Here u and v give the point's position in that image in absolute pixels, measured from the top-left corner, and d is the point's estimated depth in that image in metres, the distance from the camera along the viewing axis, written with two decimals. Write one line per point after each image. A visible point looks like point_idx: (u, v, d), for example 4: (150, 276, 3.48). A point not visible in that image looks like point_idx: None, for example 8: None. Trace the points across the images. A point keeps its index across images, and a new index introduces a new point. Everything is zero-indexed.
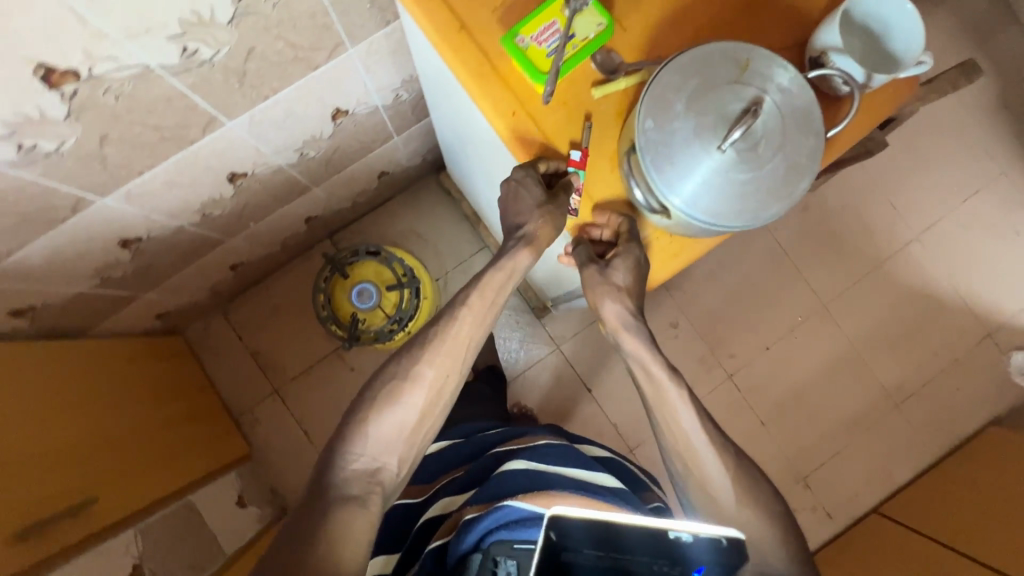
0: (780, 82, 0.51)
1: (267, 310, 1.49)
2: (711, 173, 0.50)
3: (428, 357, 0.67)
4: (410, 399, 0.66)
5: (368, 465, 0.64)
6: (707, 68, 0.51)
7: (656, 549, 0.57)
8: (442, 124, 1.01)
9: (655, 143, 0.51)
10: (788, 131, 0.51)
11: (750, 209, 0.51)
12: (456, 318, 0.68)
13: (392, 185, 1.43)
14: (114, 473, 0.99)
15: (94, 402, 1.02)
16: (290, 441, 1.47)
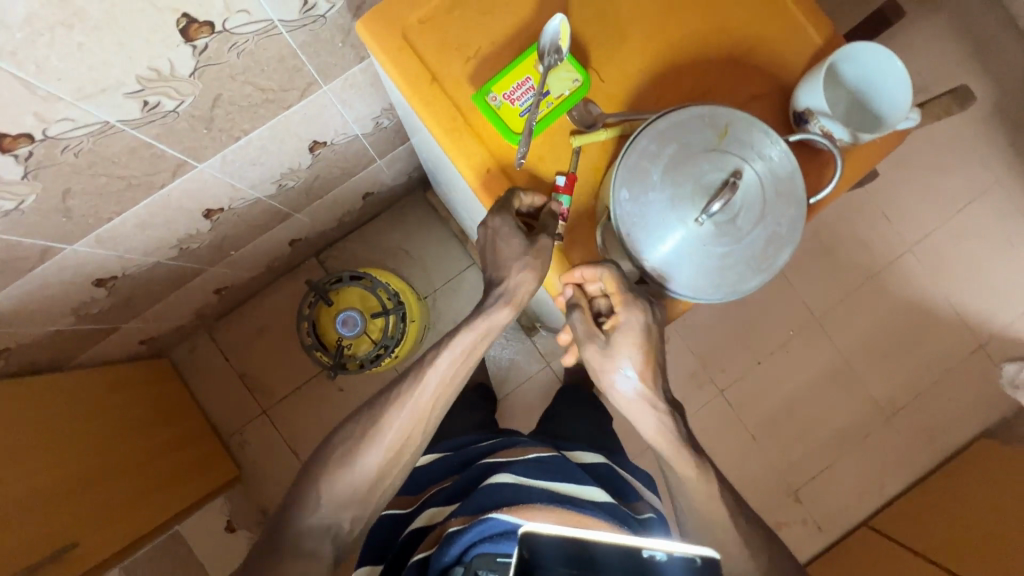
0: (760, 148, 0.52)
1: (254, 331, 1.47)
2: (688, 243, 0.51)
3: (387, 415, 0.66)
4: (368, 458, 0.65)
5: (322, 523, 0.64)
6: (685, 135, 0.52)
7: (631, 570, 0.53)
8: (424, 155, 0.99)
9: (632, 212, 0.52)
10: (766, 200, 0.52)
11: (728, 277, 0.52)
12: (419, 374, 0.66)
13: (378, 203, 1.41)
14: (97, 512, 0.97)
15: (80, 437, 1.01)
16: (280, 462, 1.45)
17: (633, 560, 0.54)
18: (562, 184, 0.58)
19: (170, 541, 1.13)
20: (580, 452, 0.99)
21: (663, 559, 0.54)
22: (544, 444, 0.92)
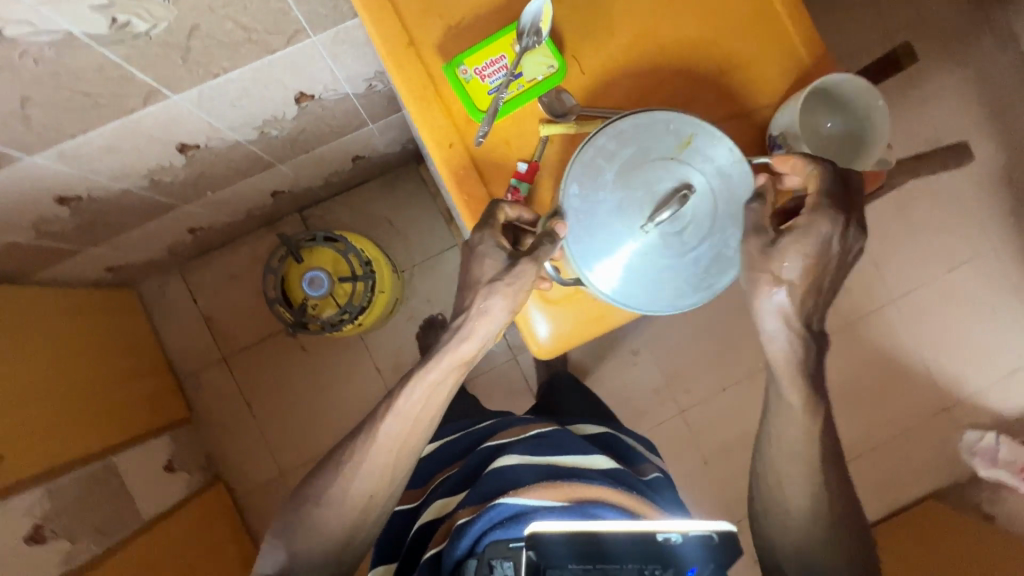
0: (718, 160, 0.56)
1: (226, 277, 1.46)
2: (628, 245, 0.56)
3: (352, 470, 0.70)
4: (338, 514, 0.70)
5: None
6: (647, 139, 0.56)
7: (644, 554, 0.62)
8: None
9: (583, 207, 0.56)
10: (716, 215, 0.57)
11: (667, 279, 0.57)
12: (381, 428, 0.69)
13: (369, 169, 1.39)
14: (30, 429, 0.96)
15: (23, 352, 1.00)
16: (233, 410, 1.46)
17: (648, 543, 0.63)
18: (523, 170, 0.58)
19: (104, 470, 1.10)
20: (579, 425, 1.02)
21: (679, 540, 0.62)
22: (542, 420, 0.94)
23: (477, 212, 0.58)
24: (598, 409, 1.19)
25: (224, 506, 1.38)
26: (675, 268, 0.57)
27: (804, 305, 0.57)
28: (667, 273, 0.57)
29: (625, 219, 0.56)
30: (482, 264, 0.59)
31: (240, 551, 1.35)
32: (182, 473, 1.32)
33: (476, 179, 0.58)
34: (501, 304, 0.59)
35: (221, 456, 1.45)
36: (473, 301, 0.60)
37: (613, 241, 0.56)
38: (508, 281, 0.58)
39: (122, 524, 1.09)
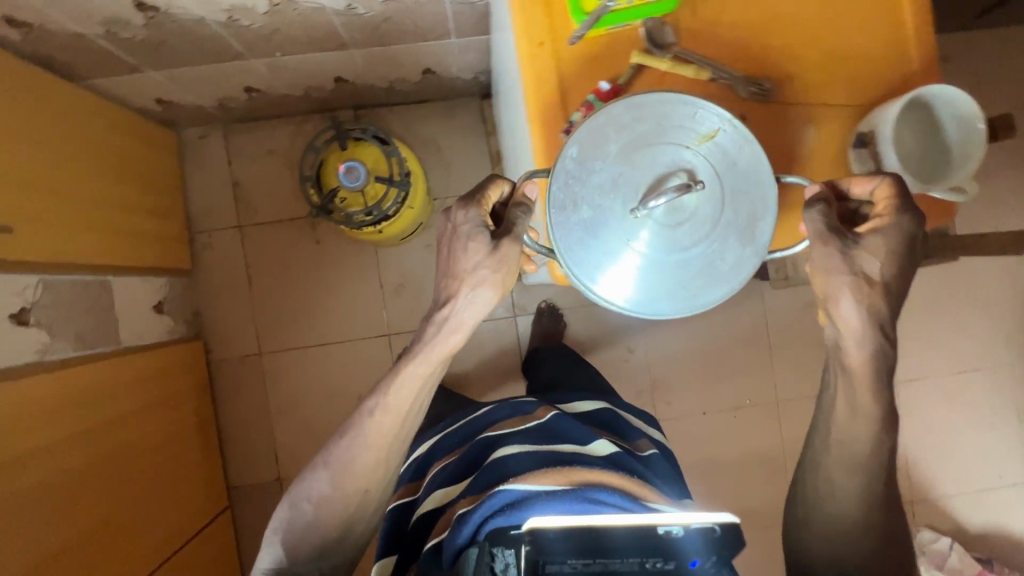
0: (730, 163, 0.62)
1: (265, 150, 1.46)
2: (612, 218, 0.62)
3: (344, 474, 0.77)
4: (337, 516, 0.78)
5: (314, 553, 0.78)
6: (667, 125, 0.62)
7: (642, 548, 0.72)
8: (495, 49, 0.98)
9: (581, 168, 0.62)
10: (722, 216, 0.62)
11: (638, 260, 0.62)
12: (370, 430, 0.76)
13: (434, 88, 1.38)
14: (44, 218, 0.97)
15: (49, 145, 1.00)
16: (232, 278, 1.47)
17: (648, 537, 0.72)
18: (603, 90, 0.65)
19: (98, 285, 1.11)
20: (578, 403, 1.08)
21: (680, 534, 0.72)
22: (543, 406, 1.00)
23: (545, 111, 0.66)
24: (601, 382, 1.24)
25: (197, 362, 1.40)
26: (650, 251, 0.62)
27: (879, 313, 0.62)
28: (645, 252, 0.61)
29: (618, 192, 0.62)
30: (469, 247, 0.69)
31: (199, 409, 1.38)
32: (167, 318, 1.33)
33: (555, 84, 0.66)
34: (491, 294, 0.70)
35: (208, 318, 1.46)
36: (460, 290, 0.70)
37: (597, 207, 0.62)
38: (493, 263, 0.68)
39: (100, 341, 1.10)
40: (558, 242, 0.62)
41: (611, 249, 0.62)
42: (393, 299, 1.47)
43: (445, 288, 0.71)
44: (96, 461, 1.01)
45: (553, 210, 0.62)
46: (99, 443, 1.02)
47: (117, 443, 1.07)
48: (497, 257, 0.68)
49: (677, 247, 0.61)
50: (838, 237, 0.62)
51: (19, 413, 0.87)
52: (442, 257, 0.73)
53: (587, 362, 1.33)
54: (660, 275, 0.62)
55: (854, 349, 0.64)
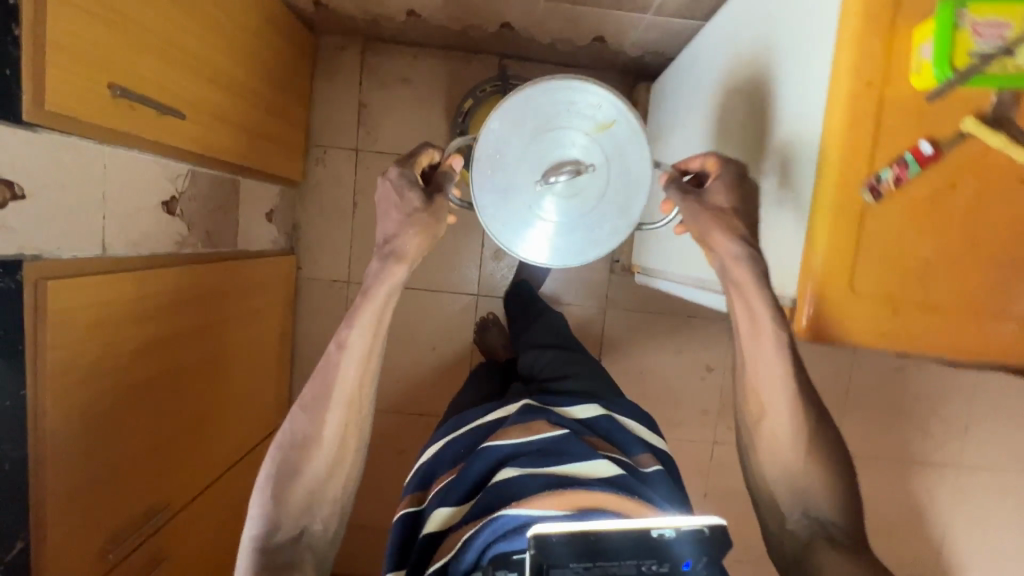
0: (619, 149, 0.73)
1: (400, 78, 1.40)
2: (523, 189, 0.74)
3: (321, 414, 0.76)
4: (310, 462, 0.75)
5: (298, 514, 0.74)
6: (571, 112, 0.72)
7: (639, 551, 0.57)
8: (735, 23, 0.82)
9: (493, 138, 0.73)
10: (608, 194, 0.74)
11: (545, 222, 0.75)
12: (337, 368, 0.76)
13: (594, 56, 1.30)
14: (207, 107, 0.94)
15: (219, 30, 0.94)
16: (338, 200, 1.44)
17: (644, 545, 0.57)
18: (924, 153, 0.50)
19: (230, 184, 1.09)
20: (572, 407, 0.89)
21: (672, 536, 0.58)
22: (537, 416, 0.85)
23: (847, 161, 0.52)
24: (603, 377, 1.03)
25: (288, 275, 1.39)
26: (548, 214, 0.74)
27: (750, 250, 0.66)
28: (546, 217, 0.74)
29: (527, 167, 0.73)
30: (403, 198, 0.73)
31: (282, 323, 1.39)
32: (273, 229, 1.31)
33: (868, 135, 0.51)
34: (416, 243, 0.75)
35: (305, 233, 1.44)
36: (397, 231, 0.74)
37: (511, 176, 0.73)
38: (427, 213, 0.74)
39: (222, 241, 1.08)
40: (475, 199, 0.74)
41: (517, 206, 0.74)
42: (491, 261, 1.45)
43: (388, 239, 0.75)
44: (201, 360, 1.01)
45: (474, 172, 0.73)
46: (206, 343, 1.03)
47: (218, 346, 1.07)
48: (430, 209, 0.74)
49: (572, 213, 0.75)
50: (684, 186, 0.68)
51: (153, 303, 0.86)
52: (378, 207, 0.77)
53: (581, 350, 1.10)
54: (555, 234, 0.75)
55: (738, 267, 0.66)
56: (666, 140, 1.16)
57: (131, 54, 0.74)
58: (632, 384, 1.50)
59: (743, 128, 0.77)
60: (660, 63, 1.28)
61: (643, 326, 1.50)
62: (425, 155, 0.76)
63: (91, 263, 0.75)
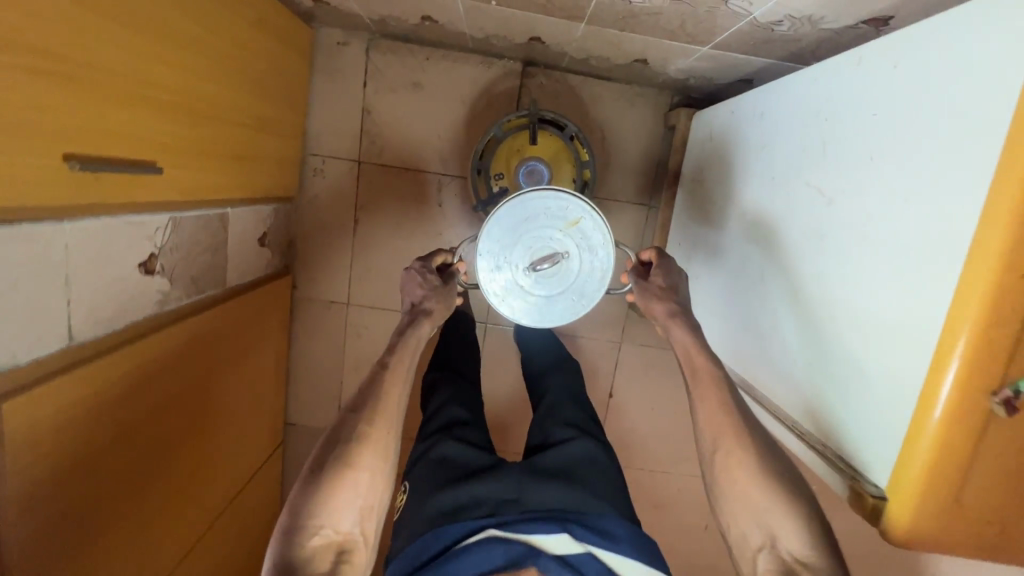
0: (588, 242, 0.83)
1: (409, 82, 1.23)
2: (511, 276, 0.84)
3: (371, 416, 0.70)
4: (358, 465, 0.66)
5: (327, 536, 0.63)
6: (548, 211, 0.83)
7: None
8: (809, 100, 0.70)
9: (488, 233, 0.83)
10: (579, 278, 0.84)
11: (529, 302, 0.85)
12: (385, 382, 0.73)
13: (631, 73, 1.15)
14: (187, 146, 0.80)
15: (199, 49, 0.78)
16: (337, 215, 1.31)
17: None
18: None
19: (217, 220, 0.97)
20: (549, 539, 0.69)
21: None
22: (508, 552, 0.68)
23: (980, 354, 0.45)
24: (610, 476, 0.81)
25: (284, 299, 1.29)
26: (535, 293, 0.85)
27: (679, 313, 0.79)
28: (531, 299, 0.85)
29: (513, 256, 0.84)
30: (420, 287, 0.85)
31: (277, 348, 1.29)
32: (267, 252, 1.19)
33: (1006, 329, 0.44)
34: (440, 307, 0.85)
35: (302, 250, 1.32)
36: (421, 298, 0.84)
37: (499, 265, 0.84)
38: (441, 296, 0.85)
39: (209, 282, 0.97)
40: (477, 282, 0.84)
41: (511, 286, 0.84)
42: None
43: (415, 305, 0.85)
44: (190, 418, 0.93)
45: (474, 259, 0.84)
46: (194, 400, 0.93)
47: (208, 397, 0.99)
48: (443, 292, 0.85)
49: (551, 295, 0.84)
50: (637, 277, 0.83)
51: (135, 379, 0.76)
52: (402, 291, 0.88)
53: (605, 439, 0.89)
54: (536, 311, 0.85)
55: (678, 325, 0.79)
56: (700, 191, 1.04)
57: (90, 108, 0.60)
58: (641, 420, 1.45)
59: (818, 242, 0.65)
60: (705, 87, 1.13)
61: (658, 362, 1.42)
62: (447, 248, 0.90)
63: (54, 356, 0.65)
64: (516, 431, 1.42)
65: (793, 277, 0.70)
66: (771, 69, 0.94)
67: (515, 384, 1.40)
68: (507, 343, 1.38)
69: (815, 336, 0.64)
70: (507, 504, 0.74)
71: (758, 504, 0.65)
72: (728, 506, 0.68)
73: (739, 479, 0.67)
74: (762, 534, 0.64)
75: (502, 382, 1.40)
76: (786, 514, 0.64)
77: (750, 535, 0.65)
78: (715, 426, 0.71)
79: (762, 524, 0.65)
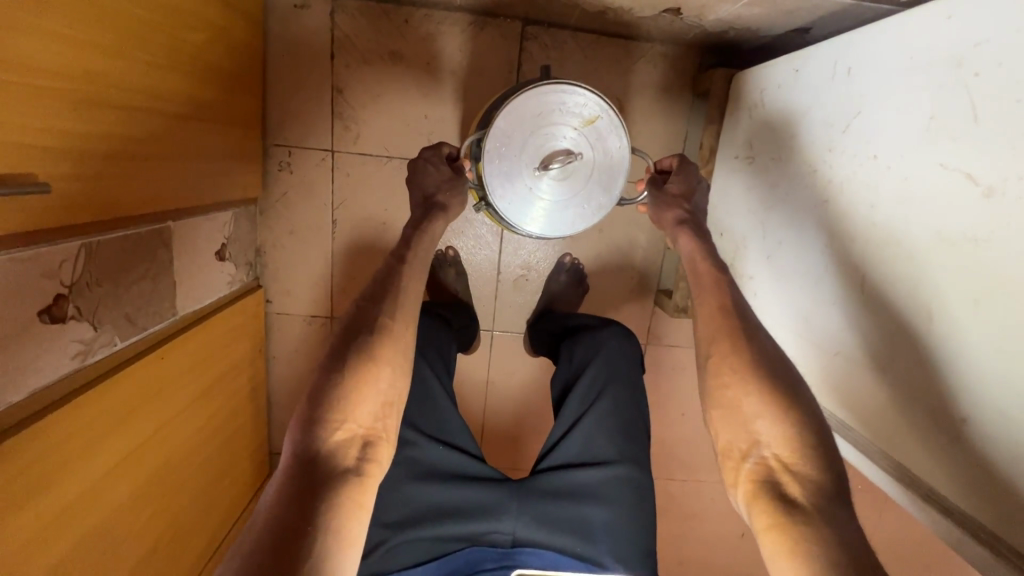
0: (603, 140, 0.79)
1: (385, 51, 1.02)
2: (521, 176, 0.79)
3: (392, 305, 0.62)
4: (382, 356, 0.59)
5: (349, 433, 0.56)
6: (566, 107, 0.78)
7: None
8: (943, 47, 0.52)
9: (503, 127, 0.77)
10: (592, 178, 0.80)
11: (539, 205, 0.80)
12: (405, 272, 0.66)
13: (658, 28, 0.95)
14: (92, 146, 0.60)
15: (95, 12, 0.58)
16: (310, 215, 1.09)
17: None
18: None
19: (156, 237, 0.77)
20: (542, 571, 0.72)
21: None
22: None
23: None
24: (623, 486, 0.74)
25: (255, 318, 1.09)
26: (545, 198, 0.80)
27: (696, 225, 0.72)
28: (539, 201, 0.80)
29: (525, 156, 0.78)
30: (433, 174, 0.77)
31: (252, 374, 1.09)
32: (227, 266, 0.99)
33: None
34: (456, 203, 0.77)
35: (271, 258, 1.11)
36: (438, 187, 0.76)
37: (511, 165, 0.78)
38: (456, 187, 0.77)
39: (154, 314, 0.78)
40: (488, 183, 0.78)
41: (520, 188, 0.79)
42: (509, 293, 1.15)
43: (429, 197, 0.75)
44: (142, 484, 0.76)
45: (484, 154, 0.77)
46: (147, 460, 0.77)
47: (168, 449, 0.82)
48: (458, 182, 0.77)
49: (561, 199, 0.80)
50: (653, 181, 0.78)
51: (55, 459, 0.60)
52: (407, 180, 0.80)
53: (632, 442, 0.76)
54: (545, 214, 0.81)
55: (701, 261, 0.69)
56: (746, 169, 0.86)
57: None
58: (677, 436, 1.25)
59: (977, 254, 0.48)
60: (749, 39, 0.93)
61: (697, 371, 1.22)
62: (466, 146, 0.81)
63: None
64: (534, 451, 1.24)
65: (925, 295, 0.53)
66: (846, 10, 0.74)
67: (532, 401, 1.21)
68: (519, 354, 1.18)
69: (989, 391, 0.48)
70: (501, 536, 0.72)
71: (748, 411, 0.58)
72: (715, 411, 0.60)
73: (731, 384, 0.59)
74: (746, 440, 0.57)
75: (518, 399, 1.21)
76: (777, 421, 0.56)
77: (735, 441, 0.58)
78: (710, 328, 0.64)
79: (747, 430, 0.57)
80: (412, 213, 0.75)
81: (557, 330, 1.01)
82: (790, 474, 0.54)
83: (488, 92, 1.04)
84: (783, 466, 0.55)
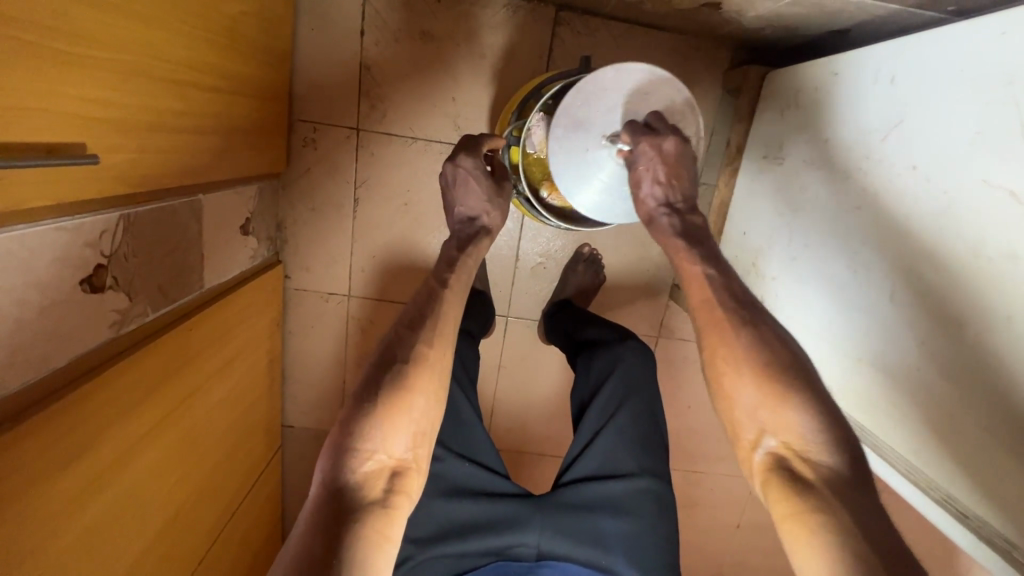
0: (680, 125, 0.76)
1: (416, 29, 1.01)
2: (584, 149, 0.75)
3: (429, 334, 0.63)
4: (414, 387, 0.59)
5: (379, 464, 0.57)
6: (649, 88, 0.75)
7: None
8: (991, 63, 0.52)
9: (578, 100, 0.74)
10: None
11: (594, 182, 0.77)
12: (444, 300, 0.68)
13: (694, 21, 0.94)
14: (134, 116, 0.60)
15: None
16: (332, 194, 1.09)
17: None
18: None
19: (188, 208, 0.77)
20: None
21: None
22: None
23: None
24: (646, 498, 0.76)
25: (275, 294, 1.09)
26: (599, 179, 0.77)
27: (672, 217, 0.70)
28: (597, 177, 0.76)
29: (596, 128, 0.75)
30: (470, 187, 0.80)
31: (269, 353, 1.11)
32: (251, 242, 1.00)
33: None
34: (498, 219, 0.83)
35: (291, 236, 1.12)
36: (475, 206, 0.81)
37: (575, 139, 0.75)
38: (495, 197, 0.82)
39: (184, 286, 0.79)
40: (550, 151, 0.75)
41: (578, 153, 0.75)
42: (526, 280, 1.15)
43: (471, 218, 0.81)
44: (168, 457, 0.78)
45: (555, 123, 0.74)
46: (173, 432, 0.79)
47: (190, 424, 0.84)
48: (493, 196, 0.81)
49: (619, 181, 0.77)
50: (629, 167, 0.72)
51: (94, 426, 0.61)
52: (447, 186, 0.82)
53: (654, 457, 0.79)
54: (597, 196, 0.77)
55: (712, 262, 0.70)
56: (776, 169, 0.86)
57: None
58: (684, 425, 1.27)
59: (1015, 271, 0.49)
60: (786, 37, 0.93)
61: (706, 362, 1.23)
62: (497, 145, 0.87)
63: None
64: (542, 436, 1.26)
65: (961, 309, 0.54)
66: (890, 12, 0.73)
67: (543, 387, 1.23)
68: (532, 341, 1.20)
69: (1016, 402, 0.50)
70: (525, 549, 0.75)
71: (749, 402, 0.58)
72: (721, 403, 0.60)
73: (725, 371, 0.60)
74: (755, 429, 0.57)
75: (530, 386, 1.22)
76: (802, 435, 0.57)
77: (744, 431, 0.58)
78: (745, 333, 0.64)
79: (753, 420, 0.57)
80: (453, 238, 0.79)
81: (569, 331, 1.02)
82: (803, 461, 0.54)
83: (518, 78, 1.04)
84: (796, 454, 0.55)
